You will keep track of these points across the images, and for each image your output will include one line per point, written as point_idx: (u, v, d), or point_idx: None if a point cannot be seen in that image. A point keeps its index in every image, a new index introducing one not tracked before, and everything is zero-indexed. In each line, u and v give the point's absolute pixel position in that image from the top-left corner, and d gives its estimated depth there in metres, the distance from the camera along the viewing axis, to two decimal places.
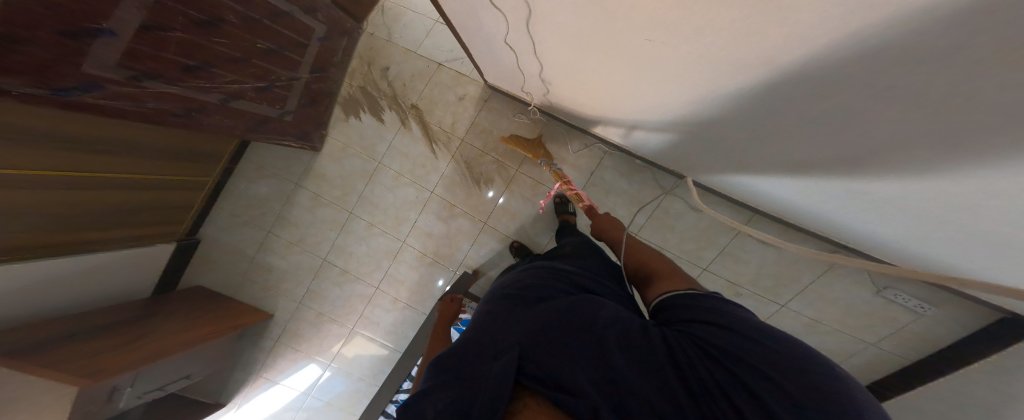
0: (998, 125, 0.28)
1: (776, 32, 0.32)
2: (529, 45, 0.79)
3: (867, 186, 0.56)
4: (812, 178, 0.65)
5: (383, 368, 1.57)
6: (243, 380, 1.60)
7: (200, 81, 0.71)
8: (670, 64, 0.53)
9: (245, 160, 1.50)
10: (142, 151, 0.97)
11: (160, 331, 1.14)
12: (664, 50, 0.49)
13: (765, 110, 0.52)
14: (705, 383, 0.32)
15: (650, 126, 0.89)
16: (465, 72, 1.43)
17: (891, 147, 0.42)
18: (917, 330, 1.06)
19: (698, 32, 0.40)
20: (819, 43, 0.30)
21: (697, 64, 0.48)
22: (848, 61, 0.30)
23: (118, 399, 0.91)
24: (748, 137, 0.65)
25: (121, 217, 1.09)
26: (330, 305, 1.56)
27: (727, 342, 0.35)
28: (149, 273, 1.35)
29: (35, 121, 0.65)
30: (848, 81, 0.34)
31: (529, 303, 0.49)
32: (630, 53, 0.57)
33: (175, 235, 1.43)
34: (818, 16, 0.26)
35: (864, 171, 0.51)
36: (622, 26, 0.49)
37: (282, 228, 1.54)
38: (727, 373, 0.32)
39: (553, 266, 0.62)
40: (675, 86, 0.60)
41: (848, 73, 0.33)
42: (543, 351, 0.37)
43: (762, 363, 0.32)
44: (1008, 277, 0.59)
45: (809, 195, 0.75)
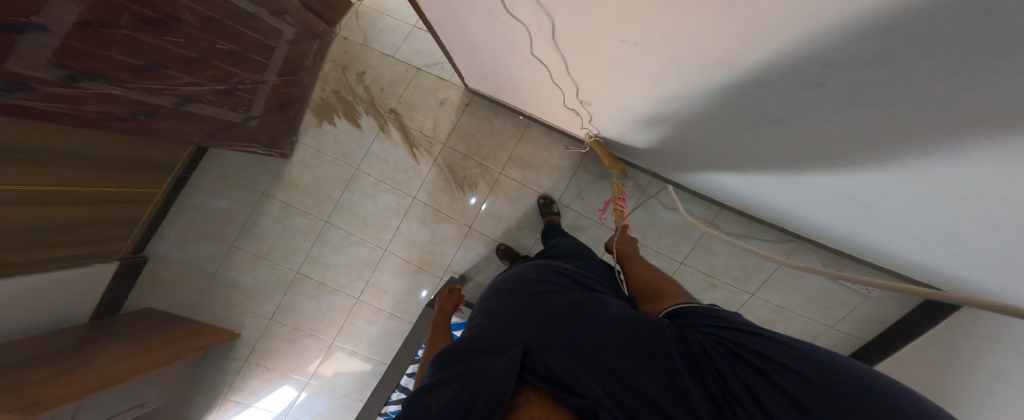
0: (929, 121, 0.32)
1: (744, 35, 0.34)
2: (511, 49, 0.80)
3: (831, 183, 0.61)
4: (783, 177, 0.70)
5: (367, 383, 1.49)
6: (206, 407, 1.45)
7: (150, 83, 0.65)
8: (648, 67, 0.56)
9: (203, 168, 1.38)
10: (81, 160, 0.87)
11: (104, 357, 1.01)
12: (639, 52, 0.52)
13: (735, 113, 0.56)
14: (720, 373, 0.31)
15: (630, 127, 0.92)
16: (444, 76, 1.42)
17: (840, 142, 0.46)
18: (867, 310, 1.18)
19: (675, 36, 0.42)
20: (780, 47, 0.33)
21: (673, 66, 0.51)
22: (805, 63, 0.34)
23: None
24: (714, 134, 0.69)
25: (52, 235, 0.95)
26: (305, 321, 1.46)
27: (743, 340, 0.35)
28: (89, 297, 1.19)
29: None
30: (806, 81, 0.37)
31: (533, 297, 0.48)
32: (611, 58, 0.58)
33: (118, 254, 1.28)
34: (782, 20, 0.28)
35: (821, 166, 0.56)
36: (604, 31, 0.51)
37: (248, 240, 1.43)
38: (745, 367, 0.31)
39: (556, 266, 0.62)
40: (655, 89, 0.63)
41: (804, 75, 0.36)
42: (549, 349, 0.37)
43: (784, 357, 0.31)
44: (946, 256, 0.66)
45: (772, 189, 0.82)
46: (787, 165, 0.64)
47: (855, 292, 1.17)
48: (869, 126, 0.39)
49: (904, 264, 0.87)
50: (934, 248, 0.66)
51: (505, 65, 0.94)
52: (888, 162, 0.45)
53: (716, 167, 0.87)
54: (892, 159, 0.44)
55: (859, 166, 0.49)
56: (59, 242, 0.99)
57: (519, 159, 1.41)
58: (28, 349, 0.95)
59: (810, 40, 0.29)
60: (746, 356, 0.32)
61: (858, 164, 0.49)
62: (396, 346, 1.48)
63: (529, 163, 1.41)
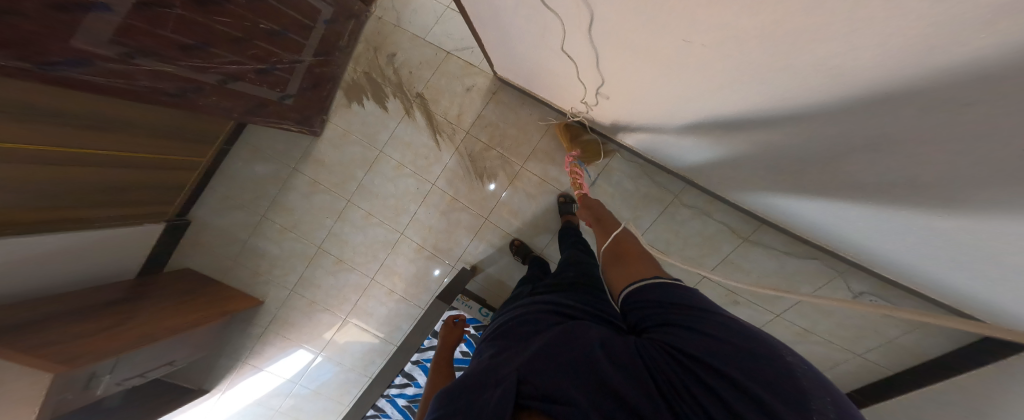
0: None
1: (836, 42, 0.31)
2: (548, 38, 0.75)
3: (925, 220, 0.55)
4: (862, 205, 0.63)
5: (375, 359, 1.58)
6: (228, 366, 1.58)
7: (197, 61, 0.66)
8: (705, 67, 0.51)
9: (240, 141, 1.44)
10: (136, 129, 0.93)
11: (146, 315, 1.11)
12: (701, 52, 0.48)
13: (804, 123, 0.51)
14: (678, 388, 0.35)
15: (670, 129, 0.87)
16: (474, 62, 1.38)
17: (939, 170, 0.41)
18: (904, 343, 1.10)
19: (745, 38, 0.38)
20: (875, 61, 0.29)
21: (737, 69, 0.46)
22: (905, 82, 0.30)
23: (95, 387, 0.90)
24: (787, 152, 0.63)
25: (108, 197, 1.04)
26: (323, 295, 1.55)
27: (693, 342, 0.39)
28: (137, 254, 1.30)
29: (20, 96, 0.60)
30: (897, 100, 0.33)
31: (524, 342, 0.48)
32: (664, 53, 0.54)
33: (165, 216, 1.38)
34: (888, 34, 0.25)
35: (905, 196, 0.51)
36: (658, 20, 0.46)
37: (276, 213, 1.50)
38: (693, 377, 0.35)
39: (550, 301, 0.61)
40: (710, 92, 0.57)
41: (899, 94, 0.32)
42: (539, 373, 0.37)
43: (722, 360, 0.35)
44: (1013, 301, 0.60)
45: (836, 217, 0.76)
46: (864, 195, 0.59)
47: (895, 323, 1.10)
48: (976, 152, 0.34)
49: (961, 298, 0.79)
50: (1007, 291, 0.61)
51: (541, 57, 0.90)
52: (986, 197, 0.40)
53: (777, 189, 0.83)
54: (994, 192, 0.39)
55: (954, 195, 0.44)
56: (114, 203, 1.08)
57: (542, 153, 1.38)
58: (77, 304, 1.05)
59: (930, 60, 0.25)
60: (694, 365, 0.36)
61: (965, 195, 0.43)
62: (406, 327, 1.55)
63: (553, 158, 1.38)
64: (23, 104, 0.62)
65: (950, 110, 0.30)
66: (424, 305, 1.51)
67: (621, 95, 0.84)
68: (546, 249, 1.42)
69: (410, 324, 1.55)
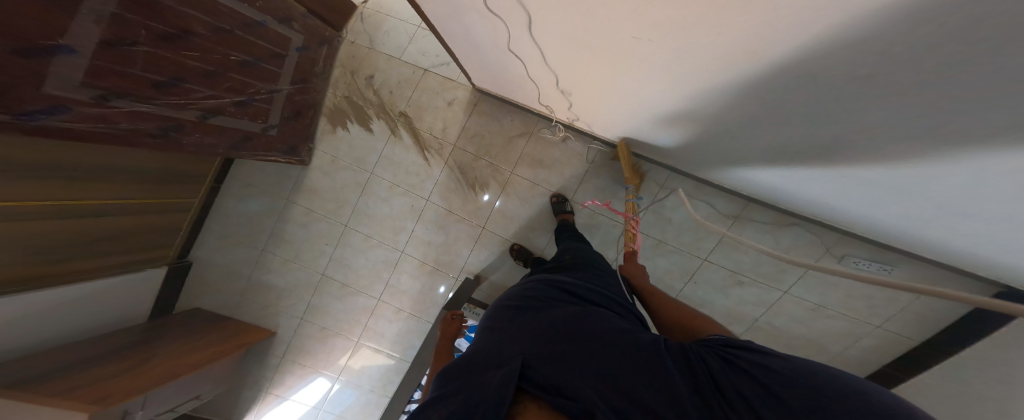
0: (974, 93, 0.27)
1: (751, 20, 0.32)
2: (514, 48, 0.78)
3: (890, 176, 0.54)
4: (829, 170, 0.63)
5: (394, 379, 1.53)
6: (252, 397, 1.55)
7: (174, 98, 0.69)
8: (657, 60, 0.53)
9: (232, 178, 1.47)
10: (125, 176, 0.95)
11: (169, 352, 1.12)
12: (650, 48, 0.49)
13: (757, 95, 0.50)
14: (719, 386, 0.32)
15: (643, 120, 0.87)
16: (451, 76, 1.42)
17: (885, 126, 0.41)
18: (920, 310, 1.05)
19: (680, 27, 0.40)
20: (783, 24, 0.30)
21: (687, 61, 0.48)
22: (823, 38, 0.30)
23: None
24: (737, 120, 0.62)
25: (109, 245, 1.06)
26: (333, 320, 1.53)
27: (755, 357, 0.34)
28: (145, 299, 1.31)
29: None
30: (829, 58, 0.33)
31: (529, 314, 0.49)
32: (616, 48, 0.55)
33: (164, 260, 1.39)
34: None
35: (868, 155, 0.50)
36: (605, 23, 0.48)
37: (276, 245, 1.51)
38: (746, 378, 0.31)
39: (554, 279, 0.62)
40: (669, 79, 0.58)
41: (827, 52, 0.32)
42: (545, 360, 0.38)
43: (784, 366, 0.31)
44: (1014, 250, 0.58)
45: (819, 185, 0.73)
46: (829, 157, 0.58)
47: None
48: (910, 104, 0.34)
49: (963, 255, 0.76)
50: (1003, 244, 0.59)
51: (510, 64, 0.92)
52: (946, 147, 0.39)
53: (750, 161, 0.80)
54: (950, 142, 0.37)
55: (915, 149, 0.42)
56: (117, 251, 1.11)
57: (528, 157, 1.39)
58: (92, 347, 1.05)
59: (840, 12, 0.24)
60: (748, 367, 0.32)
61: (910, 144, 0.42)
62: (418, 344, 1.51)
63: (540, 160, 1.38)
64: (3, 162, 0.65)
65: (875, 61, 0.30)
66: (432, 319, 1.48)
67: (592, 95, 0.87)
68: (546, 252, 1.40)
69: (422, 340, 1.51)
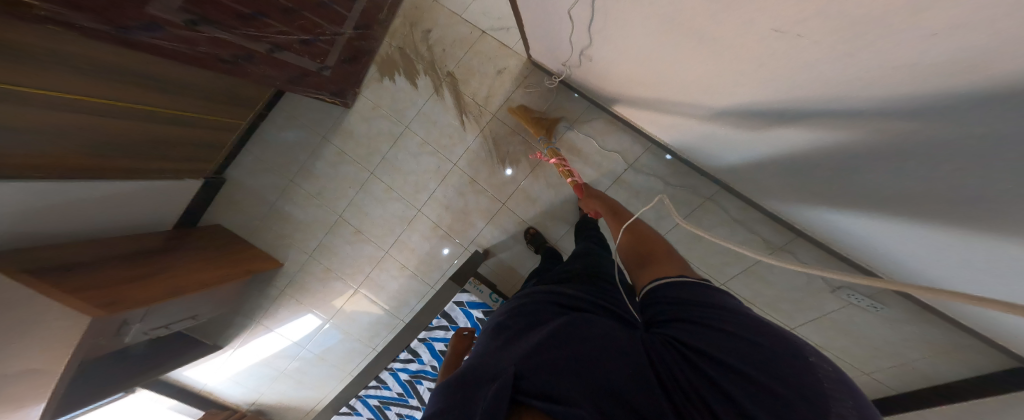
0: None
1: (907, 66, 0.30)
2: (594, 12, 0.74)
3: (973, 249, 0.52)
4: (896, 227, 0.63)
5: (381, 332, 1.70)
6: (241, 325, 1.70)
7: (252, 30, 0.69)
8: (781, 62, 0.47)
9: (276, 108, 1.49)
10: (185, 91, 0.95)
11: (179, 267, 1.22)
12: (788, 44, 0.43)
13: (862, 143, 0.48)
14: (682, 382, 0.36)
15: (716, 122, 0.81)
16: (509, 43, 1.35)
17: (975, 198, 0.41)
18: (921, 370, 1.08)
19: (831, 40, 0.36)
20: (935, 80, 0.29)
21: (811, 79, 0.45)
22: (973, 108, 0.29)
23: (124, 334, 1.00)
24: (834, 158, 0.59)
25: (160, 150, 1.10)
26: (340, 263, 1.64)
27: (699, 336, 0.40)
28: (175, 207, 1.40)
29: (86, 51, 0.62)
30: (963, 124, 0.32)
31: (522, 334, 0.50)
32: (728, 41, 0.52)
33: (204, 173, 1.46)
34: (970, 60, 0.24)
35: (946, 229, 0.52)
36: (742, 8, 0.43)
37: (304, 179, 1.57)
38: (703, 376, 0.35)
39: (549, 292, 0.63)
40: (768, 88, 0.55)
41: (972, 120, 0.30)
42: (536, 369, 0.37)
43: (739, 361, 0.34)
44: None
45: (887, 236, 0.69)
46: (900, 211, 0.57)
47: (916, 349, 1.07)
48: None
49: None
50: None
51: (585, 39, 0.88)
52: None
53: (819, 199, 0.80)
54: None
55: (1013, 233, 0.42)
56: (164, 157, 1.15)
57: (568, 142, 1.36)
58: (118, 252, 1.16)
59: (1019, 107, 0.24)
60: (700, 360, 0.37)
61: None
62: (412, 304, 1.64)
63: (579, 150, 1.36)
64: (92, 62, 0.65)
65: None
66: (434, 284, 1.59)
67: (672, 87, 0.82)
68: (560, 241, 1.44)
69: (417, 300, 1.64)
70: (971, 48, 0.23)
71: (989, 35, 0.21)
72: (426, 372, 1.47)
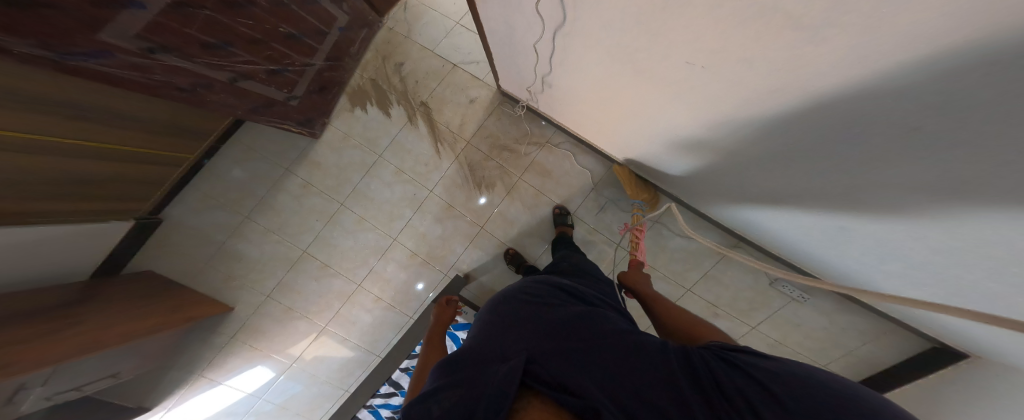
0: (951, 186, 0.37)
1: (812, 88, 0.38)
2: (552, 53, 0.84)
3: (856, 226, 0.63)
4: (808, 218, 0.73)
5: (354, 371, 1.52)
6: (177, 380, 1.40)
7: (215, 60, 0.67)
8: (711, 92, 0.56)
9: (235, 140, 1.41)
10: (128, 122, 0.87)
11: (104, 318, 1.02)
12: (702, 75, 0.53)
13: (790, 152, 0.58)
14: (718, 383, 0.35)
15: (666, 145, 0.93)
16: (479, 75, 1.44)
17: (872, 195, 0.50)
18: (864, 354, 1.21)
19: (738, 66, 0.44)
20: (835, 94, 0.36)
21: (738, 103, 0.54)
22: (876, 119, 0.36)
23: (18, 403, 0.77)
24: (762, 168, 0.69)
25: (92, 190, 0.98)
26: (303, 302, 1.48)
27: (748, 356, 0.38)
28: (97, 253, 1.20)
29: (23, 82, 0.57)
30: (860, 132, 0.40)
31: (533, 309, 0.52)
32: (672, 76, 0.60)
33: (133, 215, 1.29)
34: (864, 80, 0.31)
35: (852, 223, 0.62)
36: (670, 49, 0.53)
37: (262, 213, 1.45)
38: (749, 380, 0.34)
39: (556, 279, 0.66)
40: (704, 114, 0.65)
41: (865, 128, 0.38)
42: (550, 357, 0.40)
43: (783, 369, 0.33)
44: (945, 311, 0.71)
45: (804, 231, 0.81)
46: (811, 203, 0.67)
47: (857, 335, 1.20)
48: (926, 191, 0.41)
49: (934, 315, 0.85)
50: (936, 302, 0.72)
51: (543, 69, 0.97)
52: (926, 221, 0.48)
53: (745, 201, 0.92)
54: (933, 219, 0.46)
55: (896, 219, 0.52)
56: (97, 196, 1.03)
57: (538, 165, 1.43)
58: (15, 306, 0.93)
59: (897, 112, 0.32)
60: (743, 367, 0.35)
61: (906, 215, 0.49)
62: (390, 337, 1.51)
63: (549, 171, 1.43)
64: (28, 94, 0.59)
65: (901, 154, 0.38)
66: (413, 314, 1.49)
67: (629, 118, 0.92)
68: (539, 261, 1.45)
69: (394, 333, 1.51)
70: (857, 69, 0.30)
71: (874, 59, 0.27)
72: None
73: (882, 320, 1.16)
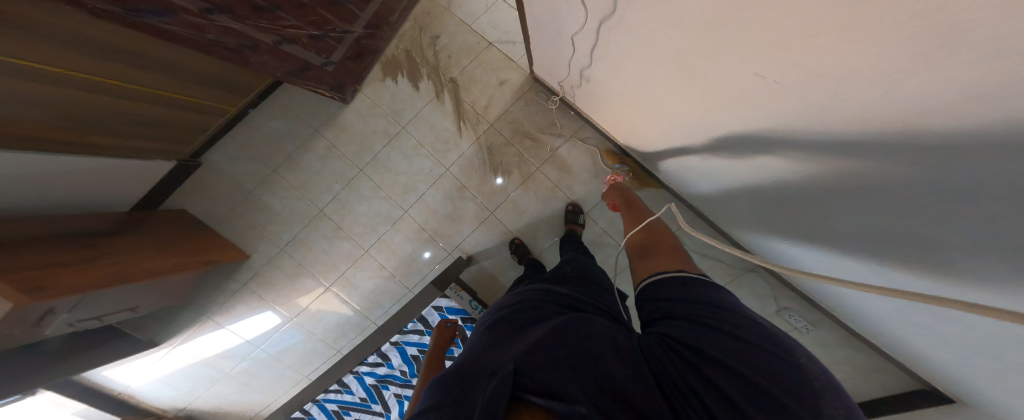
0: (1006, 240, 0.35)
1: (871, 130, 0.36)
2: (597, 45, 0.81)
3: (895, 277, 0.59)
4: (834, 257, 0.72)
5: (348, 333, 1.65)
6: (189, 321, 1.59)
7: (263, 23, 0.72)
8: (762, 106, 0.53)
9: (273, 97, 1.45)
10: (181, 73, 0.91)
11: (132, 249, 1.14)
12: (768, 90, 0.48)
13: (830, 185, 0.55)
14: (677, 382, 0.40)
15: (699, 151, 0.89)
16: (514, 56, 1.39)
17: (915, 237, 0.49)
18: (850, 387, 1.22)
19: (798, 89, 0.42)
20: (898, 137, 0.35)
21: (787, 124, 0.51)
22: (944, 170, 0.34)
23: (48, 324, 0.89)
24: (795, 194, 0.68)
25: (144, 131, 1.05)
26: (313, 259, 1.58)
27: (699, 340, 0.45)
28: (140, 185, 1.30)
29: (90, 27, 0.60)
30: (912, 177, 0.38)
31: (520, 330, 0.53)
32: (726, 84, 0.56)
33: (179, 156, 1.37)
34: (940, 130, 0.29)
35: (875, 261, 0.61)
36: (730, 55, 0.49)
37: (287, 169, 1.52)
38: (699, 375, 0.40)
39: (545, 290, 0.67)
40: (752, 128, 0.61)
41: (924, 176, 0.36)
42: (538, 368, 0.40)
43: (732, 361, 0.40)
44: (977, 375, 0.69)
45: (828, 269, 0.78)
46: (839, 238, 0.67)
47: (848, 369, 1.21)
48: (981, 243, 0.39)
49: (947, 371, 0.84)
50: (964, 363, 0.71)
51: (583, 62, 0.93)
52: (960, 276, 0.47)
53: (776, 231, 0.90)
54: (967, 274, 0.45)
55: (922, 263, 0.52)
56: (149, 136, 1.10)
57: (559, 158, 1.42)
58: (49, 232, 1.03)
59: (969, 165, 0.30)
60: (700, 364, 0.41)
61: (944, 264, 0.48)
62: (386, 305, 1.61)
63: (568, 166, 1.41)
64: (91, 35, 0.62)
65: (966, 203, 0.36)
66: (411, 286, 1.57)
67: (665, 120, 0.90)
68: (544, 253, 1.47)
69: (392, 302, 1.61)
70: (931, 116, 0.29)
71: (954, 110, 0.26)
72: (395, 377, 1.43)
73: (879, 359, 1.16)
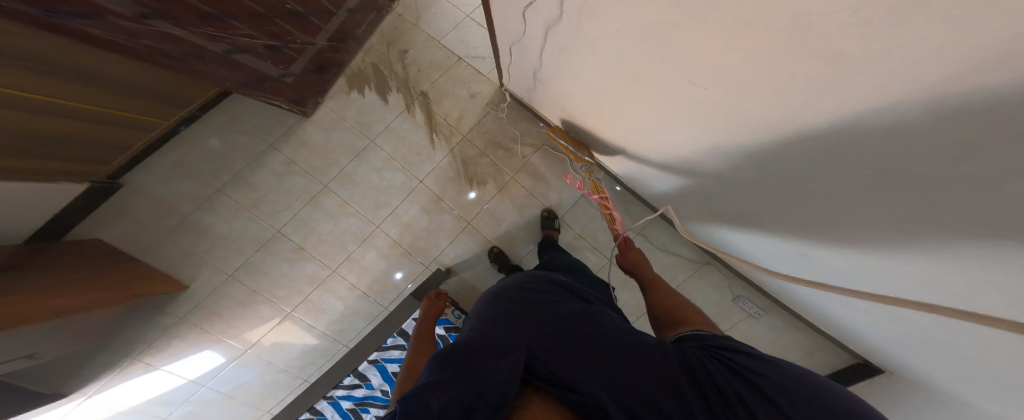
0: (904, 224, 0.43)
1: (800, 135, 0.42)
2: (563, 61, 0.86)
3: (823, 255, 0.69)
4: (777, 243, 0.82)
5: (316, 359, 1.49)
6: (107, 364, 1.30)
7: (212, 30, 0.66)
8: (712, 113, 0.56)
9: (219, 110, 1.32)
10: (105, 82, 0.80)
11: (36, 283, 0.93)
12: (708, 95, 0.52)
13: (770, 185, 0.63)
14: (719, 389, 0.38)
15: (655, 164, 0.98)
16: (483, 71, 1.43)
17: (837, 229, 0.57)
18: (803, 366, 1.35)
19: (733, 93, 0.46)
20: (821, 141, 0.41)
21: (733, 126, 0.55)
22: (860, 168, 0.40)
23: None
24: (743, 195, 0.76)
25: (55, 150, 0.90)
26: (269, 284, 1.41)
27: (741, 356, 0.41)
28: (39, 213, 1.08)
29: None
30: (836, 175, 0.46)
31: (528, 309, 0.55)
32: (674, 95, 0.60)
33: (91, 176, 1.17)
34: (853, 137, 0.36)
35: (812, 248, 0.70)
36: (674, 67, 0.52)
37: (236, 188, 1.37)
38: (741, 381, 0.38)
39: (549, 277, 0.69)
40: (701, 135, 0.66)
41: (844, 174, 0.43)
42: (552, 357, 0.44)
43: (783, 375, 0.37)
44: (891, 334, 0.82)
45: (772, 255, 0.89)
46: (782, 232, 0.76)
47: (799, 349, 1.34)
48: (887, 229, 0.47)
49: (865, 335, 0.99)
50: (880, 325, 0.83)
51: (550, 75, 0.99)
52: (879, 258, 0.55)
53: (727, 225, 0.99)
54: (883, 256, 0.54)
55: (848, 249, 0.60)
56: (61, 156, 0.95)
57: (532, 167, 1.46)
58: None
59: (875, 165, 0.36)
60: (742, 371, 0.39)
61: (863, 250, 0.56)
62: (359, 326, 1.49)
63: (541, 174, 1.45)
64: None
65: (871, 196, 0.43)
66: (388, 306, 1.48)
67: (626, 130, 0.94)
68: (523, 261, 1.48)
69: (365, 323, 1.49)
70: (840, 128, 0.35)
71: (858, 121, 0.32)
72: (375, 399, 1.30)
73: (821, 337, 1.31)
